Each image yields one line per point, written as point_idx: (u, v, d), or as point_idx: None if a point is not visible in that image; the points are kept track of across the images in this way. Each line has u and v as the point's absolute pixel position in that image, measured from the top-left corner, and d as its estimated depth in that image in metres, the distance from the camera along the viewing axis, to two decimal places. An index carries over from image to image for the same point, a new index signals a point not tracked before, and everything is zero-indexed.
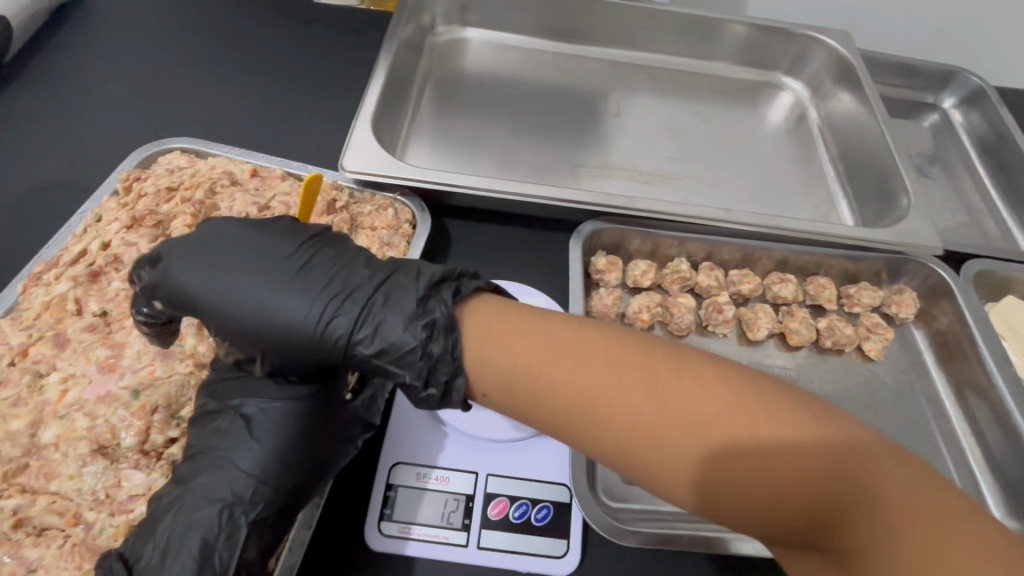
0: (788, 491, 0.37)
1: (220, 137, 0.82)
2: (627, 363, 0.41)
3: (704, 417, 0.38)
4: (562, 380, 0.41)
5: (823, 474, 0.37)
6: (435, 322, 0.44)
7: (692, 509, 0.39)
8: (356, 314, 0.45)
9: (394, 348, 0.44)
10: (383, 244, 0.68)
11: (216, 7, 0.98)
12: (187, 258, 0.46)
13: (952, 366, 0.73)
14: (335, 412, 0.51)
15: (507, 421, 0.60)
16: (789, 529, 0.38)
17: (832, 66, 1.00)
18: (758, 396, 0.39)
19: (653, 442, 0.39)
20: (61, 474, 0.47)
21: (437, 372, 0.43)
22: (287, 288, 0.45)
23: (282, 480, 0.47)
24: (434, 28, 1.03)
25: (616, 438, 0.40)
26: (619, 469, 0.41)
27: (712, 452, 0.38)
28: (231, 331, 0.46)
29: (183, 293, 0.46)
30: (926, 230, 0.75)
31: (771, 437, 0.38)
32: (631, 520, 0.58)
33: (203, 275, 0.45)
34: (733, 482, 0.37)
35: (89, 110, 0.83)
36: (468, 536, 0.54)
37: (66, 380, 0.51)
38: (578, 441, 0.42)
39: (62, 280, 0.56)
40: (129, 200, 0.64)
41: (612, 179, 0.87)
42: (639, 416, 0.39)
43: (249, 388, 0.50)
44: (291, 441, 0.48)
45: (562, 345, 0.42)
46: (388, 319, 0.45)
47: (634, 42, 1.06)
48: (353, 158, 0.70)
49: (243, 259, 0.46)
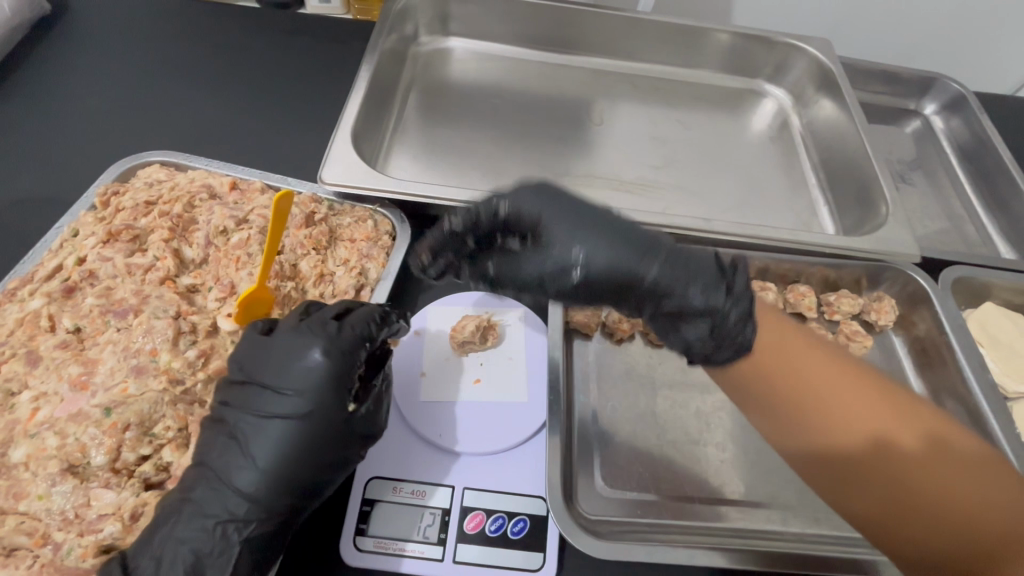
0: (953, 501, 0.43)
1: (200, 148, 0.82)
2: (842, 364, 0.48)
3: (900, 420, 0.46)
4: (806, 379, 0.47)
5: (985, 501, 0.43)
6: (733, 286, 0.49)
7: (859, 482, 0.45)
8: (672, 265, 0.49)
9: (697, 297, 0.49)
10: (362, 257, 0.67)
11: (198, 17, 0.98)
12: (538, 197, 0.52)
13: (930, 373, 0.74)
14: (331, 432, 0.50)
15: (493, 432, 0.60)
16: (944, 541, 0.43)
17: (813, 74, 1.01)
18: (944, 427, 0.47)
19: (852, 420, 0.45)
20: (30, 493, 0.47)
21: (732, 320, 0.48)
22: (615, 228, 0.50)
23: (275, 500, 0.48)
24: (417, 37, 1.03)
25: (838, 435, 0.45)
26: (807, 436, 0.46)
27: (902, 446, 0.45)
28: (563, 258, 0.50)
29: (536, 220, 0.51)
30: (903, 238, 0.75)
31: (949, 460, 0.44)
32: (611, 533, 0.58)
33: (559, 211, 0.51)
34: (922, 495, 0.44)
35: (67, 122, 0.83)
36: (444, 550, 0.54)
37: (38, 398, 0.51)
38: (777, 407, 0.48)
39: (36, 296, 0.56)
40: (106, 214, 0.64)
41: (594, 189, 0.88)
42: (847, 398, 0.46)
43: (250, 398, 0.51)
44: (285, 461, 0.49)
45: (800, 338, 0.49)
46: (695, 275, 0.49)
47: (617, 51, 1.06)
48: (332, 170, 0.70)
49: (578, 207, 0.51)
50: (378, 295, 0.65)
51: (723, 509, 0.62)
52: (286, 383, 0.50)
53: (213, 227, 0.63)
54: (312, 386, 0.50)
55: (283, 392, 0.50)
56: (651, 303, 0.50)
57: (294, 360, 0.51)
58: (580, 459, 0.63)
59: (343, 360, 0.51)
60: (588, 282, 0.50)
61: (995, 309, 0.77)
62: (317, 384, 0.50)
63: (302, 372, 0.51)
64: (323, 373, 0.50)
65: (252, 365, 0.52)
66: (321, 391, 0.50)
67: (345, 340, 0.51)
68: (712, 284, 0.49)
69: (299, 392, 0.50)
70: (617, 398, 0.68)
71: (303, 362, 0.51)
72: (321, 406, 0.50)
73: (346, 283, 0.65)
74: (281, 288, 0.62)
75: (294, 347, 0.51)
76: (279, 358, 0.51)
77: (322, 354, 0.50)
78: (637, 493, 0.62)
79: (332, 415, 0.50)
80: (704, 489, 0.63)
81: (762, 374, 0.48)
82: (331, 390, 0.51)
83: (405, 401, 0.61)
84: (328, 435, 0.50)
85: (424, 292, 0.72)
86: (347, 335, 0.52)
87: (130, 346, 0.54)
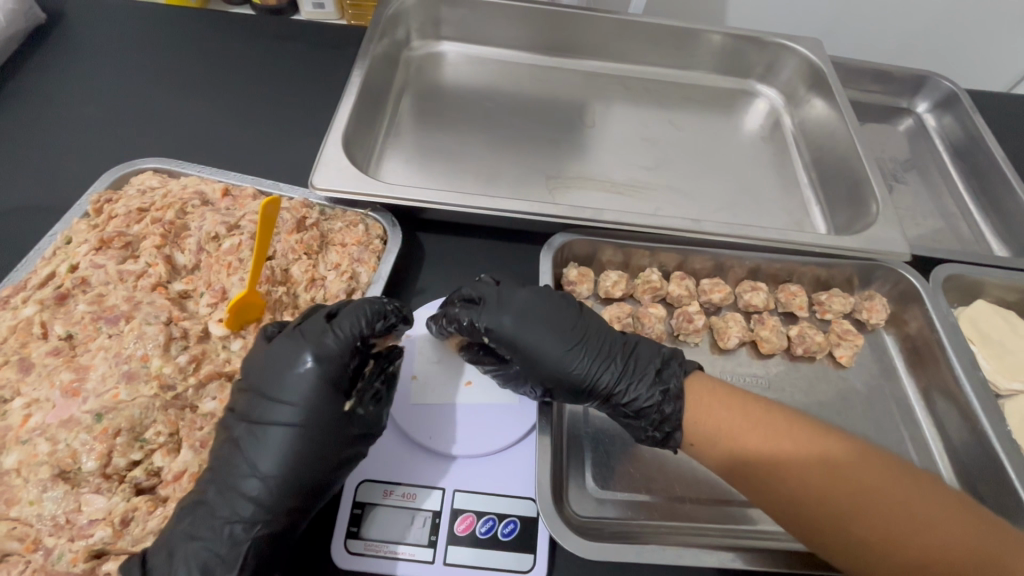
0: (878, 520, 0.49)
1: (194, 155, 0.83)
2: (766, 414, 0.54)
3: (822, 456, 0.52)
4: (747, 441, 0.53)
5: (908, 517, 0.49)
6: (668, 388, 0.57)
7: (792, 516, 0.51)
8: (616, 372, 0.58)
9: (637, 402, 0.58)
10: (353, 261, 0.67)
11: (191, 24, 0.99)
12: (498, 313, 0.60)
13: (922, 371, 0.74)
14: (331, 435, 0.52)
15: (484, 434, 0.61)
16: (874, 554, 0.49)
17: (805, 74, 1.01)
18: (869, 454, 0.52)
19: (776, 463, 0.52)
20: (21, 499, 0.47)
21: (665, 424, 0.57)
22: (572, 350, 0.59)
23: (280, 502, 0.50)
24: (410, 43, 1.04)
25: (767, 476, 0.52)
26: (740, 481, 0.54)
27: (827, 477, 0.51)
28: (530, 373, 0.59)
29: (501, 341, 0.60)
30: (895, 237, 0.74)
31: (871, 482, 0.50)
32: (602, 534, 0.59)
33: (521, 327, 0.59)
34: (861, 528, 0.49)
35: (62, 129, 0.83)
36: (434, 552, 0.54)
37: (30, 405, 0.51)
38: (714, 458, 0.55)
39: (29, 303, 0.57)
40: (99, 221, 0.65)
41: (586, 191, 0.88)
42: (770, 444, 0.52)
43: (252, 406, 0.53)
44: (289, 465, 0.51)
45: (730, 396, 0.56)
46: (636, 380, 0.58)
47: (609, 53, 1.07)
48: (323, 175, 0.70)
49: (534, 322, 0.60)
50: None
51: (714, 509, 0.62)
52: (285, 393, 0.52)
53: (205, 233, 0.64)
54: (309, 394, 0.52)
55: (282, 401, 0.52)
56: (606, 404, 0.60)
57: (289, 369, 0.53)
58: (571, 459, 0.63)
59: (337, 367, 0.54)
60: (555, 394, 0.60)
61: (987, 306, 0.77)
62: (314, 391, 0.53)
63: (298, 381, 0.53)
64: (319, 381, 0.53)
65: (253, 375, 0.54)
66: (318, 396, 0.52)
67: (336, 346, 0.54)
68: (644, 403, 0.57)
69: (298, 402, 0.52)
70: None
71: (299, 373, 0.53)
72: (320, 410, 0.52)
73: (337, 287, 0.65)
74: (272, 293, 0.62)
75: (290, 354, 0.53)
76: (276, 368, 0.53)
77: (315, 363, 0.53)
78: (628, 494, 0.62)
79: (330, 419, 0.52)
80: (696, 488, 0.63)
81: (708, 436, 0.55)
82: (327, 396, 0.53)
83: (397, 405, 0.62)
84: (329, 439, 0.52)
85: (415, 296, 0.73)
86: (338, 340, 0.54)
87: (121, 351, 0.54)
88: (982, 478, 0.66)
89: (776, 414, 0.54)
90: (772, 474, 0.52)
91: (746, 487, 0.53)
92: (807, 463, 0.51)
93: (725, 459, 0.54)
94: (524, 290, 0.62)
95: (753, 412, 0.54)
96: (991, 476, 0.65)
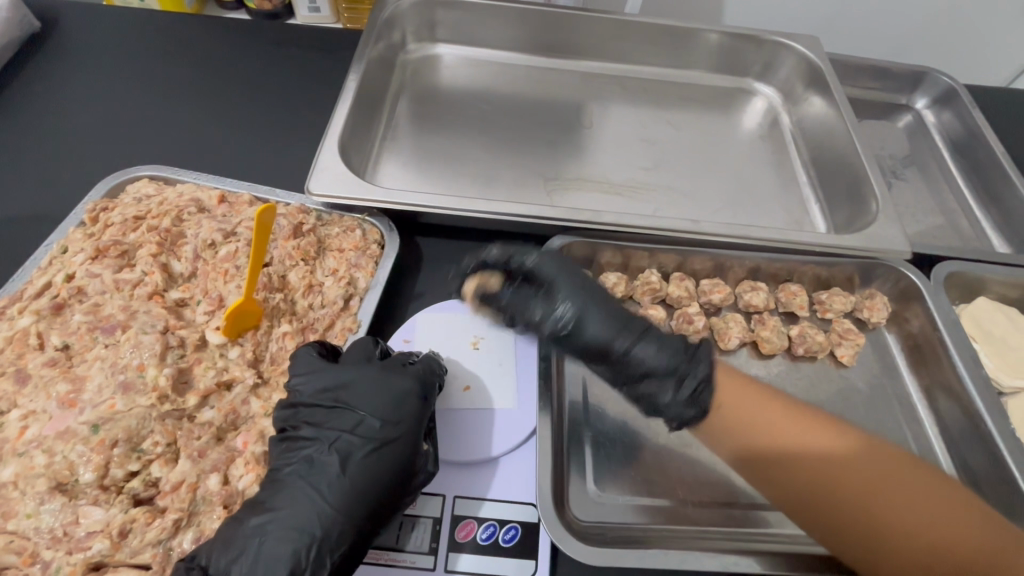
0: (887, 508, 0.49)
1: (189, 161, 0.82)
2: (780, 402, 0.55)
3: (834, 443, 0.52)
4: (763, 427, 0.53)
5: (919, 508, 0.49)
6: (693, 355, 0.58)
7: (802, 502, 0.51)
8: (636, 329, 0.59)
9: (655, 358, 0.58)
10: (350, 266, 0.67)
11: (185, 30, 0.98)
12: (533, 256, 0.64)
13: (924, 370, 0.74)
14: (409, 466, 0.53)
15: (485, 439, 0.61)
16: (885, 543, 0.48)
17: (802, 71, 1.00)
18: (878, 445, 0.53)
19: (788, 446, 0.52)
20: (19, 512, 0.47)
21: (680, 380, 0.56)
22: (598, 303, 0.61)
23: (356, 508, 0.50)
24: (406, 45, 1.04)
25: (779, 460, 0.52)
26: (752, 465, 0.54)
27: (838, 463, 0.51)
28: (549, 309, 0.61)
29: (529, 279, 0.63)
30: (895, 234, 0.74)
31: (883, 472, 0.50)
32: (603, 539, 0.58)
33: (551, 269, 0.63)
34: (873, 515, 0.49)
35: (56, 138, 0.83)
36: (435, 560, 0.54)
37: (27, 416, 0.51)
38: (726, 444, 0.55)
39: (25, 314, 0.57)
40: (95, 230, 0.64)
41: (585, 192, 0.88)
42: (782, 430, 0.53)
43: (328, 421, 0.54)
44: (362, 493, 0.51)
45: (745, 385, 0.57)
46: (658, 341, 0.59)
47: (607, 53, 1.06)
48: (319, 181, 0.70)
49: (565, 271, 0.63)
50: (368, 305, 0.65)
51: (722, 511, 0.62)
52: (377, 413, 0.54)
53: (201, 240, 0.63)
54: (402, 418, 0.54)
55: (369, 419, 0.54)
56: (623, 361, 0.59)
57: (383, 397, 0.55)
58: (573, 462, 0.63)
59: (421, 388, 0.56)
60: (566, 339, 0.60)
61: (989, 304, 0.77)
62: (407, 420, 0.54)
63: (393, 407, 0.54)
64: (405, 395, 0.55)
65: (342, 389, 0.55)
66: (401, 412, 0.54)
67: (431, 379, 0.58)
68: (667, 362, 0.57)
69: (390, 423, 0.54)
70: (608, 403, 0.68)
71: (391, 394, 0.55)
72: (397, 405, 0.54)
73: (335, 293, 0.65)
74: (269, 300, 0.62)
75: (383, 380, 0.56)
76: (369, 388, 0.55)
77: (414, 390, 0.55)
78: (631, 497, 0.61)
79: (414, 450, 0.54)
80: (701, 491, 0.63)
81: (721, 420, 0.55)
82: (415, 422, 0.54)
83: None
84: (409, 445, 0.54)
85: (414, 301, 0.73)
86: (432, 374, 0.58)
87: (117, 361, 0.54)
88: (986, 476, 0.65)
89: (794, 406, 0.55)
90: (782, 465, 0.52)
91: (757, 474, 0.54)
92: (820, 450, 0.52)
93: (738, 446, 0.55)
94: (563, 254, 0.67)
95: (770, 402, 0.55)
96: (994, 475, 0.64)
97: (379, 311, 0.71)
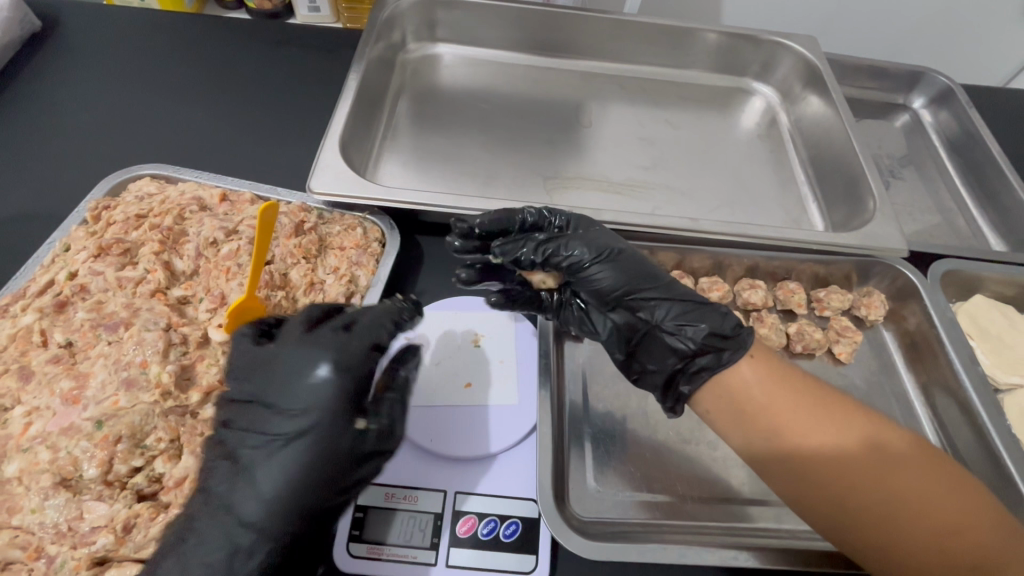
0: (897, 505, 0.48)
1: (190, 161, 0.83)
2: (800, 394, 0.53)
3: (848, 439, 0.51)
4: (777, 422, 0.52)
5: (932, 506, 0.48)
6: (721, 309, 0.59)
7: (810, 497, 0.50)
8: (665, 284, 0.61)
9: (682, 310, 0.59)
10: (352, 264, 0.68)
11: (185, 30, 0.99)
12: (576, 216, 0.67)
13: (921, 367, 0.74)
14: (342, 452, 0.51)
15: (485, 436, 0.61)
16: (892, 540, 0.48)
17: (800, 70, 1.01)
18: (896, 440, 0.51)
19: (799, 441, 0.51)
20: (23, 508, 0.48)
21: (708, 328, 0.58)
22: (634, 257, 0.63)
23: (286, 502, 0.49)
24: (405, 45, 1.04)
25: (789, 454, 0.52)
26: (760, 458, 0.53)
27: (849, 459, 0.50)
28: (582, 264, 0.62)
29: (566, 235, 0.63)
30: (891, 232, 0.74)
31: (897, 469, 0.49)
32: (602, 533, 0.58)
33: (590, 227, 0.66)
34: (881, 512, 0.48)
35: (57, 137, 0.83)
36: (436, 555, 0.54)
37: (31, 412, 0.52)
38: (736, 436, 0.55)
39: (29, 311, 0.57)
40: (97, 228, 0.65)
41: (584, 191, 0.88)
42: (796, 424, 0.52)
43: (257, 418, 0.53)
44: (300, 487, 0.50)
45: (765, 374, 0.55)
46: (686, 295, 0.61)
47: (606, 53, 1.07)
48: (320, 179, 0.70)
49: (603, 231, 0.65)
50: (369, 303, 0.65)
51: (719, 507, 0.62)
52: (292, 403, 0.52)
53: (203, 239, 0.64)
54: (318, 405, 0.51)
55: (287, 410, 0.52)
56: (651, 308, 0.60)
57: (303, 387, 0.52)
58: (572, 457, 0.64)
59: (339, 367, 0.52)
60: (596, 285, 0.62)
61: (985, 302, 0.77)
62: (328, 408, 0.51)
63: (313, 396, 0.52)
64: (318, 380, 0.52)
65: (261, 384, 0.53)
66: (316, 399, 0.52)
67: (353, 355, 0.54)
68: (700, 302, 0.59)
69: (304, 412, 0.51)
70: (609, 400, 0.69)
71: (306, 381, 0.52)
72: (312, 390, 0.52)
73: (336, 291, 0.65)
74: (271, 298, 0.62)
75: (303, 366, 0.53)
76: (287, 378, 0.53)
77: (331, 369, 0.52)
78: (629, 492, 0.62)
79: (342, 436, 0.51)
80: (700, 487, 0.63)
81: (735, 413, 0.55)
82: (331, 408, 0.51)
83: None
84: (331, 431, 0.51)
85: (414, 299, 0.73)
86: (357, 347, 0.54)
87: (121, 358, 0.54)
88: (982, 471, 0.66)
89: (814, 398, 0.53)
90: (798, 455, 0.51)
91: (766, 469, 0.53)
92: (833, 445, 0.51)
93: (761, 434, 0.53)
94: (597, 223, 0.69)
95: (787, 393, 0.53)
96: (990, 470, 0.65)
97: None
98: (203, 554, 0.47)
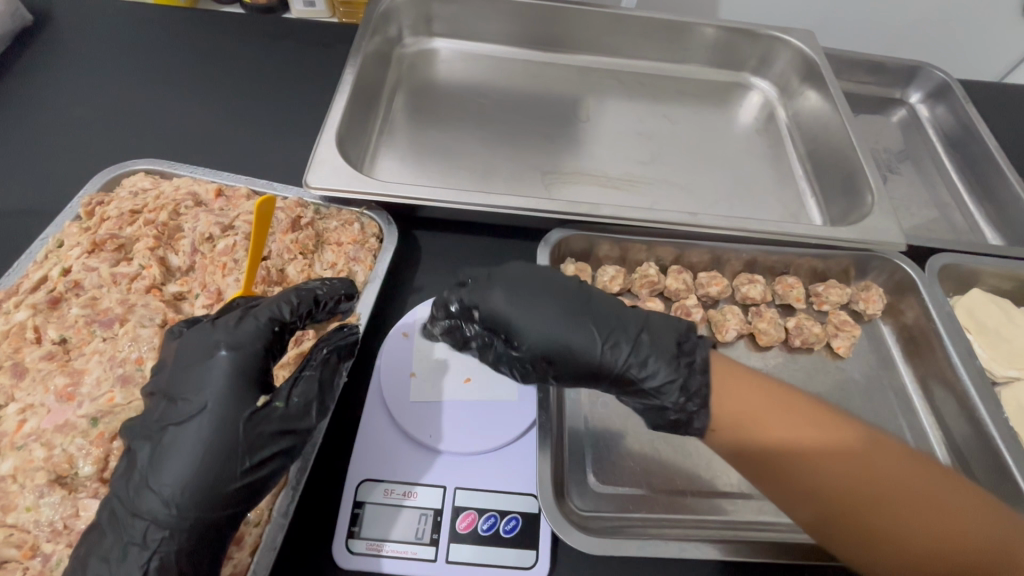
0: (898, 509, 0.47)
1: (184, 155, 0.82)
2: (790, 400, 0.52)
3: (845, 443, 0.50)
4: (774, 427, 0.51)
5: (933, 508, 0.48)
6: (691, 361, 0.54)
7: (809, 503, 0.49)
8: (625, 354, 0.54)
9: (655, 389, 0.53)
10: (349, 260, 0.67)
11: (179, 24, 0.97)
12: (501, 291, 0.56)
13: (918, 360, 0.74)
14: (243, 431, 0.47)
15: (480, 430, 0.61)
16: (896, 544, 0.47)
17: (797, 65, 1.01)
18: (890, 441, 0.51)
19: (795, 446, 0.50)
20: (18, 506, 0.47)
21: (687, 404, 0.53)
22: (584, 334, 0.54)
23: (184, 493, 0.45)
24: (402, 39, 1.03)
25: (788, 460, 0.50)
26: (756, 466, 0.51)
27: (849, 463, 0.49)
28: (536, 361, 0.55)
29: (506, 323, 0.55)
30: (889, 226, 0.74)
31: (895, 472, 0.49)
32: (602, 528, 0.59)
33: (519, 303, 0.55)
34: (883, 517, 0.47)
35: (49, 133, 0.82)
36: (436, 550, 0.54)
37: (25, 410, 0.51)
38: (732, 444, 0.52)
39: (21, 308, 0.56)
40: (91, 224, 0.64)
41: (582, 186, 0.88)
42: (792, 430, 0.50)
43: (159, 411, 0.49)
44: (200, 472, 0.46)
45: (750, 380, 0.54)
46: (651, 359, 0.53)
47: (603, 47, 1.06)
48: (317, 174, 0.70)
49: (538, 307, 0.55)
50: (367, 298, 0.65)
51: (712, 501, 0.62)
52: (188, 390, 0.49)
53: (199, 234, 0.63)
54: (217, 388, 0.48)
55: (183, 399, 0.48)
56: (623, 385, 0.55)
57: (202, 369, 0.49)
58: (570, 453, 0.64)
59: (234, 345, 0.50)
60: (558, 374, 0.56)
61: (983, 295, 0.78)
62: (228, 385, 0.48)
63: (210, 378, 0.49)
64: (212, 360, 0.49)
65: (162, 378, 0.50)
66: (210, 381, 0.48)
67: (247, 332, 0.51)
68: (670, 364, 0.53)
69: (201, 396, 0.48)
70: (607, 394, 0.68)
71: (201, 364, 0.49)
72: (206, 372, 0.49)
73: None
74: (268, 293, 0.62)
75: (201, 349, 0.50)
76: (184, 365, 0.50)
77: (227, 348, 0.49)
78: (627, 488, 0.62)
79: (241, 416, 0.48)
80: (699, 482, 0.63)
81: (732, 420, 0.52)
82: (225, 389, 0.48)
83: (395, 404, 0.61)
84: (228, 413, 0.48)
85: (412, 294, 0.73)
86: (255, 327, 0.51)
87: (116, 355, 0.54)
88: (981, 464, 0.66)
89: (806, 403, 0.52)
90: (806, 459, 0.49)
91: (763, 476, 0.51)
92: (830, 449, 0.50)
93: (737, 443, 0.52)
94: (515, 266, 0.59)
95: (778, 398, 0.52)
96: (989, 463, 0.65)
97: (378, 305, 0.71)
98: (139, 545, 0.45)
